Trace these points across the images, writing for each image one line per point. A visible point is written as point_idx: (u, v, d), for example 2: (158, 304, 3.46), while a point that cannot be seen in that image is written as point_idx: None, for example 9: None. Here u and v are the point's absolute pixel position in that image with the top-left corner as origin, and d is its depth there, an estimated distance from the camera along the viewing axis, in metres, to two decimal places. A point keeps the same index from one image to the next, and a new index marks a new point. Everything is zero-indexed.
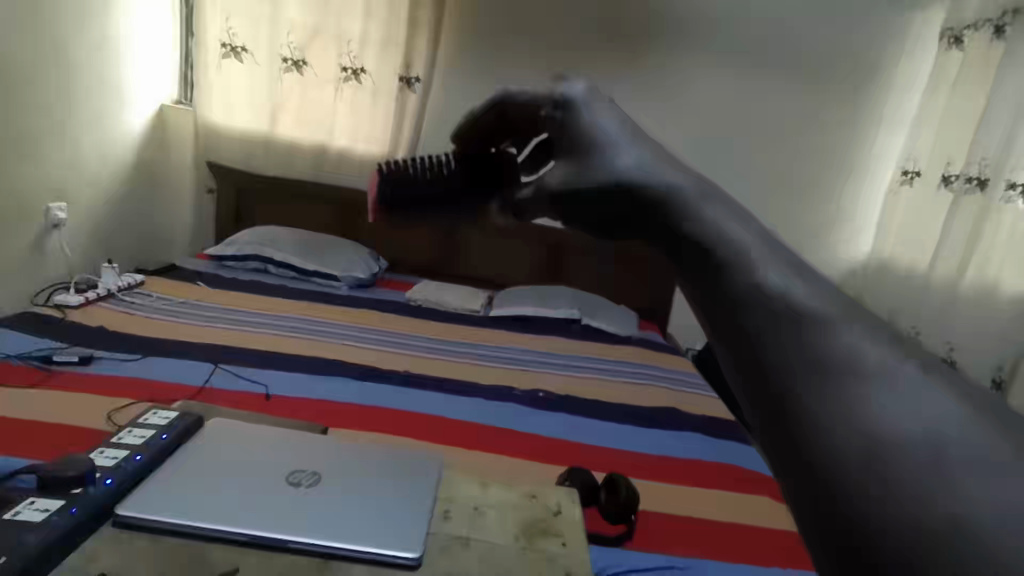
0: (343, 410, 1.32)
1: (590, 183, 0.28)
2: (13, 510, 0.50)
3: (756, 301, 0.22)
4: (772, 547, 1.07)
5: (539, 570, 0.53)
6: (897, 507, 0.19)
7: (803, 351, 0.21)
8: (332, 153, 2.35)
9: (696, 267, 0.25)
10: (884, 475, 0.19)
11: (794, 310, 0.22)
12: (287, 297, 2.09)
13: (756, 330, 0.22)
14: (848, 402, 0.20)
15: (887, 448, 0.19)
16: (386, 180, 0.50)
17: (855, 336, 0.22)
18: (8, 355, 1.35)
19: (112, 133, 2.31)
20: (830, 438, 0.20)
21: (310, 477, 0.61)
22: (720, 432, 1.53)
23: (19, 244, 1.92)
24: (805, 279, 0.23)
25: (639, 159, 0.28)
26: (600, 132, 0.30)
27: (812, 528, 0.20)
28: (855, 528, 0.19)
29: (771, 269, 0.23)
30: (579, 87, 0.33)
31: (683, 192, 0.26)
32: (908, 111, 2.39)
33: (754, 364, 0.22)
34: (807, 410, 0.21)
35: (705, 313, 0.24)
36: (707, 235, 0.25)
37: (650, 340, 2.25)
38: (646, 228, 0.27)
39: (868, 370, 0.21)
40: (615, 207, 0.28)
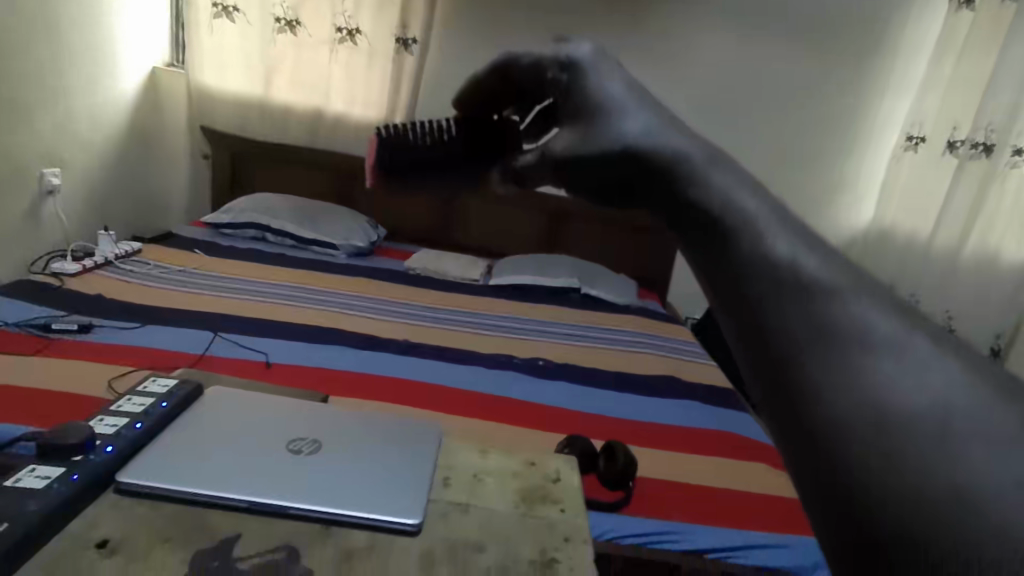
0: (343, 379, 1.33)
1: (593, 149, 0.27)
2: (14, 477, 0.50)
3: (760, 268, 0.22)
4: (766, 513, 1.09)
5: (538, 536, 0.53)
6: (898, 477, 0.18)
7: (807, 318, 0.21)
8: (328, 117, 2.42)
9: (701, 235, 0.24)
10: (887, 445, 0.19)
11: (800, 278, 0.21)
12: (285, 266, 2.08)
13: (758, 295, 0.22)
14: (852, 372, 0.20)
15: (892, 420, 0.19)
16: (386, 145, 0.52)
17: (865, 306, 0.21)
18: (7, 323, 1.35)
19: (103, 97, 2.25)
20: (831, 409, 0.20)
21: (310, 445, 0.61)
22: (718, 402, 1.54)
23: (14, 211, 1.90)
24: (814, 247, 0.22)
25: (647, 125, 0.27)
26: (607, 97, 0.28)
27: (812, 497, 0.20)
28: (856, 497, 0.19)
29: (777, 236, 0.22)
30: (586, 48, 0.32)
31: (690, 159, 0.25)
32: (914, 77, 2.48)
33: (756, 331, 0.22)
34: (808, 378, 0.20)
35: (707, 281, 0.24)
36: (715, 204, 0.24)
37: (649, 309, 2.25)
38: (649, 195, 0.26)
39: (875, 339, 0.20)
40: (621, 174, 0.27)
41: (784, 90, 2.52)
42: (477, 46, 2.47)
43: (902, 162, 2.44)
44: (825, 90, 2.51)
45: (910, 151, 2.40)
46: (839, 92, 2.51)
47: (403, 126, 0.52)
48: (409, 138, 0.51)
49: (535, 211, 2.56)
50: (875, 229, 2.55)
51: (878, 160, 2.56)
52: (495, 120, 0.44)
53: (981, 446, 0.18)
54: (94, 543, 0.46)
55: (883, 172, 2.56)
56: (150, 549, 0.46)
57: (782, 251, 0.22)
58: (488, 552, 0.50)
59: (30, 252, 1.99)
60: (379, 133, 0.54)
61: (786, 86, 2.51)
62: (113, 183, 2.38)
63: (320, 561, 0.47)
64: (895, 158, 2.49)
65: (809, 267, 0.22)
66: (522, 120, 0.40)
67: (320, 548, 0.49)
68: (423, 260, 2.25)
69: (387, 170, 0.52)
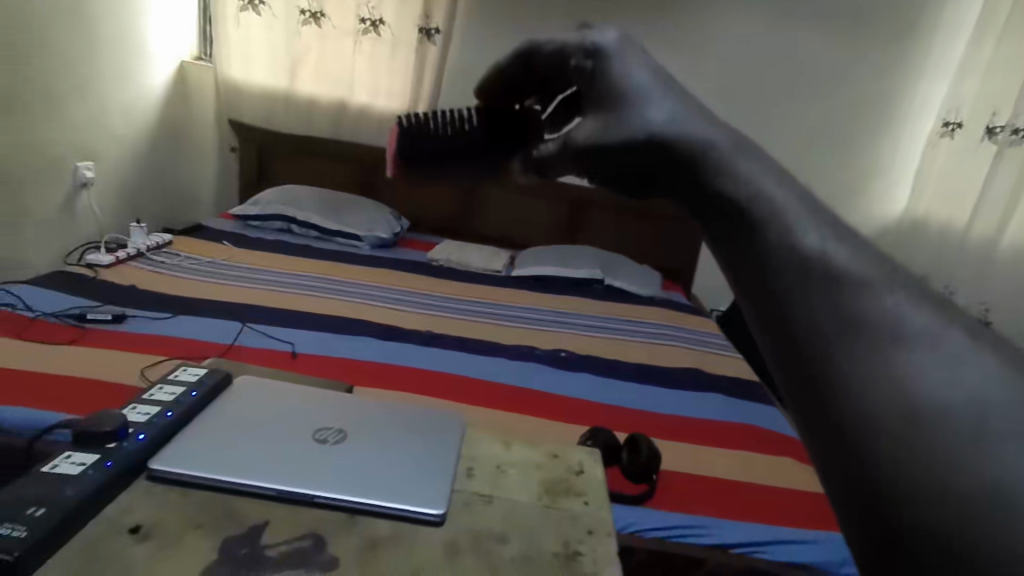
0: (368, 369, 1.34)
1: (616, 138, 0.27)
2: (51, 464, 0.52)
3: (789, 258, 0.21)
4: (793, 509, 1.08)
5: (562, 528, 0.53)
6: (927, 471, 0.18)
7: (837, 310, 0.20)
8: (352, 109, 2.44)
9: (728, 227, 0.23)
10: (914, 439, 0.18)
11: (830, 268, 0.20)
12: (310, 257, 2.11)
13: (785, 286, 0.21)
14: (882, 365, 0.19)
15: (925, 415, 0.18)
16: (407, 134, 0.52)
17: (898, 297, 0.20)
18: (45, 313, 1.39)
19: (134, 91, 2.30)
20: (861, 402, 0.19)
21: (336, 434, 0.62)
22: (744, 395, 1.52)
23: (50, 203, 1.95)
24: (844, 236, 0.22)
25: (672, 113, 0.26)
26: (632, 84, 0.28)
27: (838, 490, 0.20)
28: (883, 491, 0.19)
29: (807, 225, 0.22)
30: (611, 35, 0.31)
31: (717, 148, 0.25)
32: (952, 60, 2.40)
33: (783, 323, 0.21)
34: (836, 371, 0.20)
35: (732, 272, 0.23)
36: (742, 194, 0.23)
37: (673, 300, 2.23)
38: (674, 185, 0.26)
39: (907, 332, 0.19)
40: (646, 163, 0.26)
41: (813, 76, 2.46)
42: (500, 35, 2.46)
43: (938, 148, 2.38)
44: (856, 77, 2.45)
45: (946, 137, 2.34)
46: (871, 77, 2.44)
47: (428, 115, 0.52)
48: (432, 127, 0.51)
49: (558, 201, 2.55)
50: (908, 219, 2.48)
51: (911, 147, 2.49)
52: (517, 110, 0.43)
53: (1017, 443, 0.18)
54: (127, 529, 0.47)
55: (918, 159, 2.49)
56: (182, 534, 0.47)
57: (812, 241, 0.21)
58: (511, 543, 0.50)
59: (66, 244, 2.05)
60: (402, 122, 0.54)
61: (815, 72, 2.46)
62: (144, 175, 2.44)
63: (346, 549, 0.48)
64: (930, 144, 2.44)
65: (840, 257, 0.21)
66: (544, 110, 0.40)
67: (346, 536, 0.49)
68: (446, 252, 2.26)
69: (407, 158, 0.52)
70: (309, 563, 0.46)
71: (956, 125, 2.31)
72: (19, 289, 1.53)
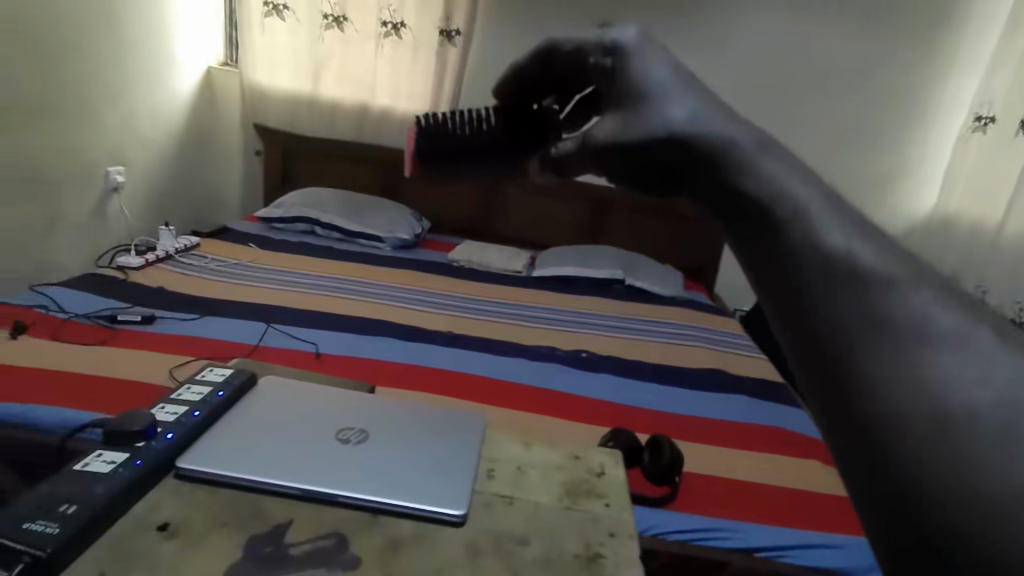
0: (391, 369, 1.35)
1: (637, 136, 0.26)
2: (83, 462, 0.53)
3: (812, 256, 0.21)
4: (819, 513, 1.06)
5: (583, 530, 0.53)
6: (955, 476, 0.18)
7: (859, 308, 0.20)
8: (375, 111, 2.46)
9: (750, 226, 0.23)
10: (940, 439, 0.18)
11: (854, 266, 0.20)
12: (333, 258, 2.13)
13: (807, 283, 0.21)
14: (909, 367, 0.19)
15: (955, 420, 0.18)
16: (425, 134, 0.51)
17: (926, 297, 0.20)
18: (77, 315, 1.43)
19: (163, 97, 2.35)
20: (886, 404, 0.19)
21: (358, 435, 0.62)
22: (768, 396, 1.50)
23: (83, 207, 2.01)
24: (870, 234, 0.21)
25: (693, 110, 0.26)
26: (651, 82, 0.27)
27: (864, 493, 0.19)
28: (909, 492, 0.18)
29: (829, 222, 0.21)
30: (631, 32, 0.31)
31: (738, 146, 0.24)
32: (984, 53, 2.35)
33: (805, 322, 0.21)
34: (860, 371, 0.19)
35: (754, 271, 0.23)
36: (764, 192, 0.23)
37: (696, 300, 2.21)
38: (696, 184, 0.25)
39: (934, 331, 0.19)
40: (667, 161, 0.26)
41: (839, 71, 2.41)
42: (521, 36, 2.45)
43: (970, 143, 2.32)
44: (884, 73, 2.40)
45: (979, 132, 2.28)
46: (900, 72, 2.39)
47: (444, 115, 0.51)
48: (450, 128, 0.50)
49: (579, 201, 2.54)
50: (939, 217, 2.42)
51: (942, 143, 2.44)
52: (536, 109, 0.43)
53: None
54: (156, 526, 0.48)
55: (948, 155, 2.44)
56: (208, 533, 0.48)
57: (834, 238, 0.21)
58: (532, 545, 0.50)
59: (97, 246, 2.10)
60: (419, 121, 0.54)
61: (842, 67, 2.41)
62: (173, 178, 2.49)
63: (368, 549, 0.48)
64: (961, 140, 2.38)
65: (865, 256, 0.20)
66: (561, 109, 0.41)
67: (368, 536, 0.49)
68: (467, 252, 2.26)
69: (424, 158, 0.51)
70: (331, 562, 0.46)
71: (989, 119, 2.25)
72: (53, 290, 1.57)
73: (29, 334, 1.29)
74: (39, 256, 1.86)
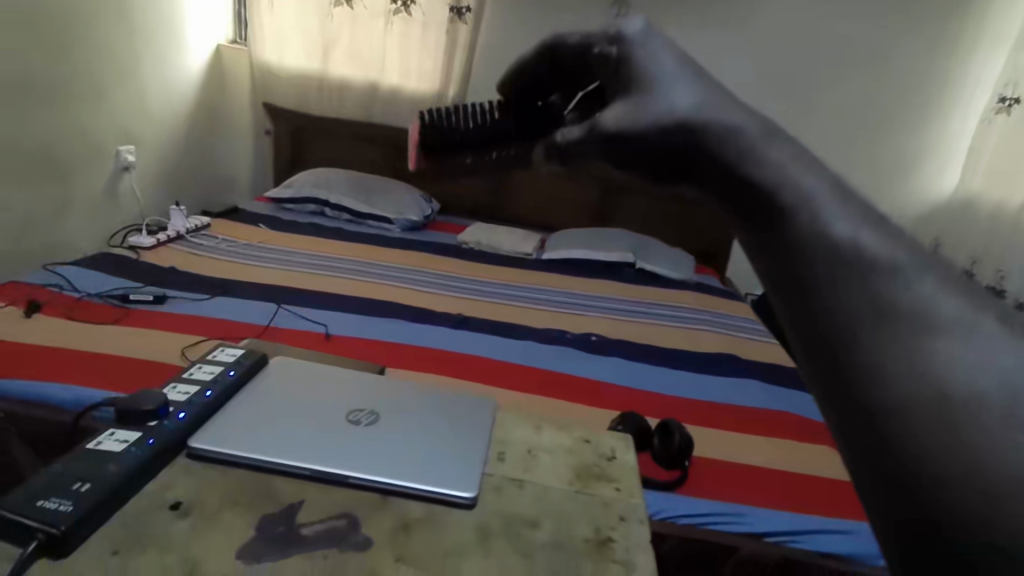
0: (401, 351, 1.36)
1: (649, 125, 0.28)
2: (95, 441, 0.54)
3: (822, 248, 0.24)
4: (827, 498, 1.06)
5: (592, 513, 0.53)
6: (947, 455, 0.21)
7: (866, 298, 0.23)
8: (384, 90, 2.46)
9: (764, 223, 0.26)
10: (942, 418, 0.21)
11: (861, 256, 0.23)
12: (343, 239, 2.13)
13: (821, 278, 0.24)
14: (912, 353, 0.22)
15: (957, 404, 0.21)
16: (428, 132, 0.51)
17: (932, 289, 0.22)
18: (89, 294, 1.44)
19: (173, 77, 2.33)
20: (884, 395, 0.22)
21: (369, 417, 0.62)
22: (780, 381, 1.49)
23: (94, 187, 2.01)
24: (876, 227, 0.24)
25: (697, 99, 0.28)
26: (657, 73, 0.29)
27: (863, 464, 0.23)
28: (903, 465, 0.21)
29: (839, 217, 0.25)
30: (636, 23, 0.32)
31: (746, 133, 0.28)
32: (1011, 31, 2.27)
33: (814, 314, 0.24)
34: (867, 361, 0.23)
35: (768, 264, 0.26)
36: (771, 181, 0.27)
37: (708, 284, 2.19)
38: (702, 177, 0.29)
39: (937, 316, 0.22)
40: (674, 152, 0.29)
41: (854, 50, 2.37)
42: (529, 17, 2.43)
43: (993, 125, 2.26)
44: (898, 65, 2.37)
45: (1003, 113, 2.21)
46: (917, 52, 2.35)
47: (447, 110, 0.51)
48: (454, 121, 0.50)
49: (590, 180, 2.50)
50: (960, 198, 2.35)
51: (962, 124, 2.38)
52: (540, 106, 0.43)
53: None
54: (168, 505, 0.48)
55: (971, 137, 2.38)
56: (222, 511, 0.48)
57: (843, 232, 0.24)
58: (544, 529, 0.50)
59: (109, 226, 2.11)
60: (421, 117, 0.53)
61: (856, 47, 2.37)
62: (183, 155, 2.48)
63: (379, 531, 0.48)
64: (984, 121, 2.32)
65: (871, 247, 0.23)
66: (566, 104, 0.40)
67: (380, 518, 0.49)
68: (477, 234, 2.25)
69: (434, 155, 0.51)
70: (344, 542, 0.46)
71: (1013, 100, 2.19)
72: (65, 269, 1.58)
73: (44, 313, 1.30)
74: (52, 235, 1.87)
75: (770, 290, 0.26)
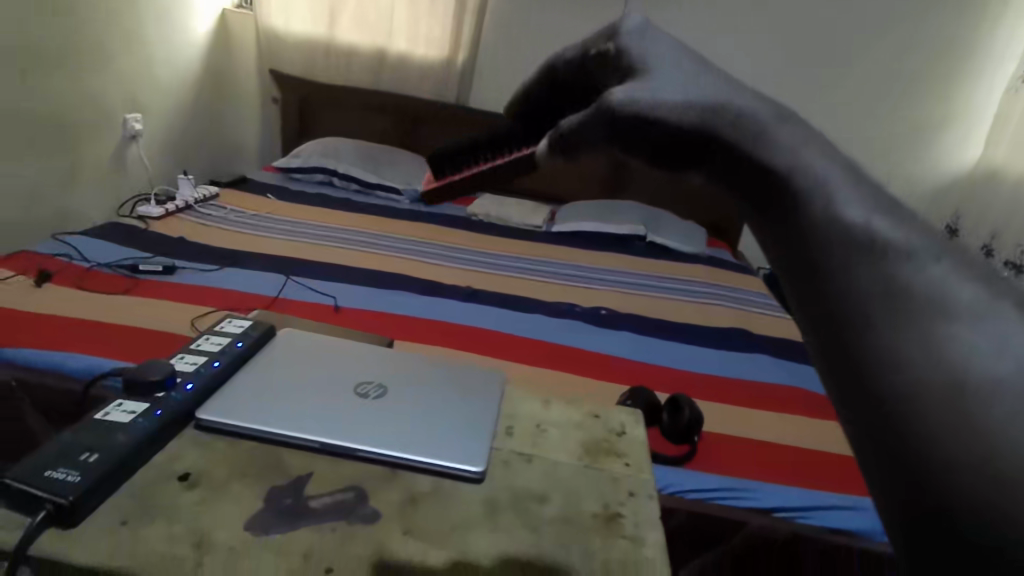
0: (410, 323, 1.36)
1: (659, 108, 0.31)
2: (103, 411, 0.54)
3: (833, 231, 0.27)
4: (836, 474, 1.06)
5: (601, 489, 0.53)
6: (957, 443, 0.23)
7: (879, 281, 0.25)
8: (391, 57, 2.43)
9: (775, 206, 0.29)
10: (955, 405, 0.23)
11: (873, 239, 0.26)
12: (352, 210, 2.12)
13: (836, 261, 0.26)
14: (927, 338, 0.24)
15: (970, 389, 0.23)
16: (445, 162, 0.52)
17: (944, 271, 0.25)
18: (99, 264, 1.44)
19: (178, 42, 2.29)
20: (898, 380, 0.24)
21: (377, 390, 0.62)
22: (792, 357, 1.48)
23: (102, 156, 2.00)
24: (889, 213, 0.26)
25: (698, 85, 0.32)
26: (652, 61, 0.35)
27: (870, 446, 0.25)
28: (908, 447, 0.24)
29: (852, 201, 0.27)
30: (636, 24, 0.38)
31: (758, 118, 0.30)
32: None
33: (828, 300, 0.26)
34: (881, 345, 0.25)
35: (781, 247, 0.28)
36: (783, 165, 0.29)
37: (720, 258, 2.17)
38: (712, 160, 0.31)
39: (952, 301, 0.24)
40: (687, 138, 0.31)
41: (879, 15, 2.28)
42: None
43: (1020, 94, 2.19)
44: (925, 30, 2.28)
45: None
46: (946, 17, 2.26)
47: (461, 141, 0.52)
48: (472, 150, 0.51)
49: None
50: (982, 169, 2.31)
51: (988, 92, 2.32)
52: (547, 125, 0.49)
53: None
54: (177, 476, 0.48)
55: (997, 106, 2.32)
56: (230, 482, 0.48)
57: (856, 215, 0.26)
58: (552, 503, 0.50)
59: (118, 195, 2.10)
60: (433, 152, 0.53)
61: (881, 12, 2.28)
62: (188, 123, 2.45)
63: (386, 504, 0.48)
64: (1011, 89, 2.25)
65: (882, 229, 0.26)
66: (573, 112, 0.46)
67: (387, 491, 0.49)
68: (487, 206, 2.23)
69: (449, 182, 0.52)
70: (352, 515, 0.46)
71: None
72: (75, 239, 1.58)
73: (54, 283, 1.31)
74: (62, 204, 1.87)
75: (783, 273, 0.28)
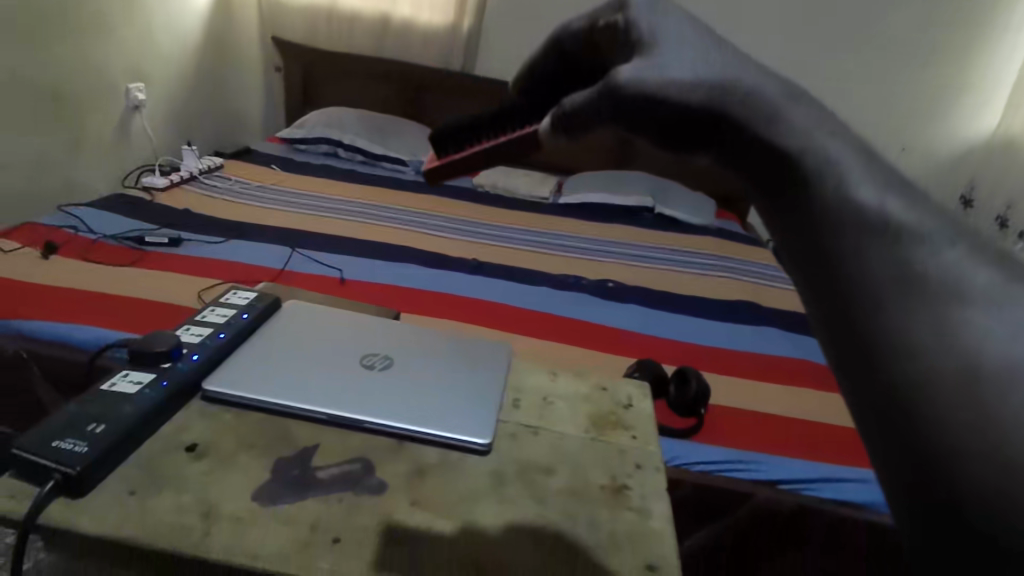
0: (416, 296, 1.35)
1: (667, 89, 0.30)
2: (110, 381, 0.54)
3: (846, 212, 0.26)
4: (843, 447, 1.06)
5: (607, 461, 0.53)
6: (969, 431, 0.23)
7: (895, 267, 0.25)
8: (395, 22, 2.40)
9: (785, 188, 0.28)
10: (967, 390, 0.23)
11: (888, 222, 0.25)
12: (356, 181, 2.10)
13: (848, 246, 0.26)
14: (942, 322, 0.24)
15: (982, 374, 0.23)
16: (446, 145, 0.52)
17: (958, 256, 0.25)
18: (104, 236, 1.44)
19: (181, 9, 2.27)
20: (912, 367, 0.24)
21: (383, 361, 0.62)
22: (799, 330, 1.47)
23: (106, 125, 1.98)
24: (903, 194, 0.26)
25: (705, 61, 0.31)
26: (661, 34, 0.33)
27: (877, 433, 0.25)
28: (919, 434, 0.24)
29: (864, 181, 0.26)
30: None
31: (767, 94, 0.29)
32: None
33: (840, 284, 0.26)
34: (895, 330, 0.24)
35: (790, 230, 0.28)
36: (793, 145, 0.28)
37: (728, 230, 2.15)
38: (719, 140, 0.30)
39: (968, 287, 0.24)
40: (696, 117, 0.30)
41: None
42: None
43: None
44: None
45: None
46: None
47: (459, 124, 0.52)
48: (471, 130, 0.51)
49: None
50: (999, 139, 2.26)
51: (1008, 58, 2.25)
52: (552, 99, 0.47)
53: None
54: (184, 446, 0.48)
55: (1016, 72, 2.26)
56: (237, 453, 0.48)
57: (869, 197, 0.26)
58: (558, 476, 0.50)
59: (122, 165, 2.09)
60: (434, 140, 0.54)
61: None
62: (191, 92, 2.43)
63: (393, 475, 0.48)
64: None
65: (897, 213, 0.25)
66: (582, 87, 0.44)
67: (394, 463, 0.49)
68: (493, 177, 2.21)
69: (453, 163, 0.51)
70: (359, 486, 0.46)
71: None
72: (81, 211, 1.58)
73: (61, 255, 1.31)
74: (66, 174, 1.86)
75: (792, 257, 0.28)
